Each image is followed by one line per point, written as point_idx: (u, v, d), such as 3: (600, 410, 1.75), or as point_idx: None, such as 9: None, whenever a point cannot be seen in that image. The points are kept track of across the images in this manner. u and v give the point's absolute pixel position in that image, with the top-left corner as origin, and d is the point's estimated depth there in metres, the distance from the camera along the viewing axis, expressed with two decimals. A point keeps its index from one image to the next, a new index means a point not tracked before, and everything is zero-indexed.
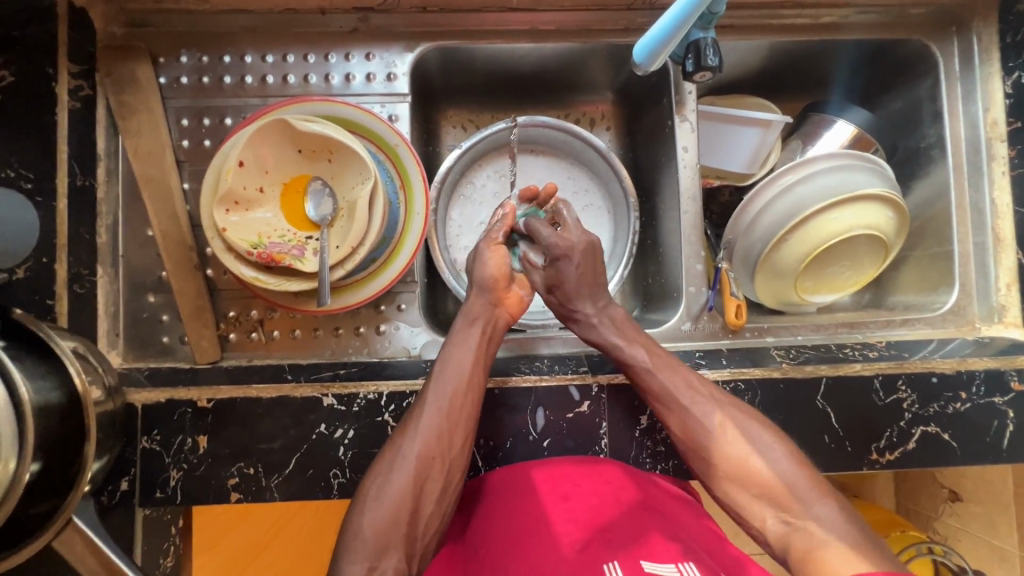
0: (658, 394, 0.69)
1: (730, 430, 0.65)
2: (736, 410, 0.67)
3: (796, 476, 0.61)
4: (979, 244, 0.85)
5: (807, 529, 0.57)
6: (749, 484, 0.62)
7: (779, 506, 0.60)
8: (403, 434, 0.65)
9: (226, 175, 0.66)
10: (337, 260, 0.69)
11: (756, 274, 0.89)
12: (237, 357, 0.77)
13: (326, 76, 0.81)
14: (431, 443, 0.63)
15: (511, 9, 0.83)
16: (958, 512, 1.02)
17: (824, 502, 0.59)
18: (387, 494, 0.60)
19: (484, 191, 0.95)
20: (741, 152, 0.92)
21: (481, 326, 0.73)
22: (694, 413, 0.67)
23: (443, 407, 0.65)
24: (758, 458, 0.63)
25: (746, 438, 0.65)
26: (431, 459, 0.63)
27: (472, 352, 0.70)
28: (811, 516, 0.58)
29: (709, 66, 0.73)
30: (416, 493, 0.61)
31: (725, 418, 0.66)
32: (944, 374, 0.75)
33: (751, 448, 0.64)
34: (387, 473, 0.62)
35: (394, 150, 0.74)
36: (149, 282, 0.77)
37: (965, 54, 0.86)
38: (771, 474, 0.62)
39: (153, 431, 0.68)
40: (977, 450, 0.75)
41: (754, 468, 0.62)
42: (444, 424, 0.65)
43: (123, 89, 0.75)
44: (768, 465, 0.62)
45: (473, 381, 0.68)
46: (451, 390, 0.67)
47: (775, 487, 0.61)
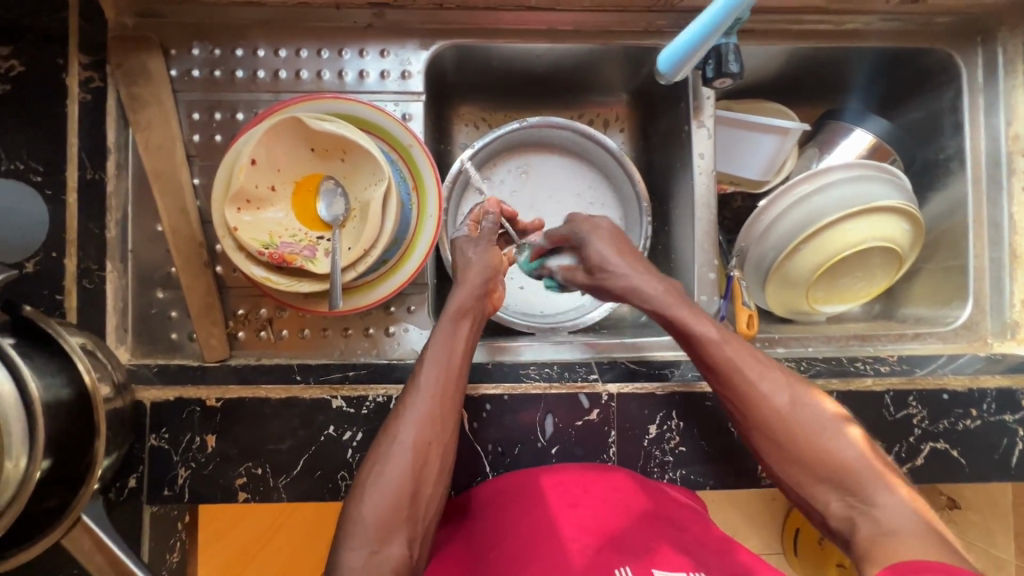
0: (722, 370, 0.64)
1: (798, 409, 0.60)
2: (802, 387, 0.62)
3: (864, 461, 0.56)
4: (996, 259, 0.84)
5: (873, 516, 0.53)
6: (815, 467, 0.58)
7: (845, 489, 0.56)
8: (395, 422, 0.63)
9: (238, 173, 0.65)
10: (349, 262, 0.69)
11: (768, 282, 0.88)
12: (245, 355, 0.77)
13: (340, 72, 0.79)
14: (425, 430, 0.62)
15: (529, 8, 0.81)
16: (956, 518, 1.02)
17: (890, 484, 0.54)
18: (386, 481, 0.59)
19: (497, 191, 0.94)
20: (757, 159, 0.91)
21: (471, 313, 0.71)
22: (758, 391, 0.62)
23: (435, 394, 0.64)
24: (825, 437, 0.58)
25: (811, 418, 0.60)
26: (426, 446, 0.62)
27: (461, 336, 0.69)
28: (879, 499, 0.54)
29: (729, 72, 0.72)
30: (414, 481, 0.60)
31: (789, 394, 0.61)
32: (956, 392, 0.75)
33: (820, 429, 0.59)
34: (382, 461, 0.61)
35: (407, 150, 0.73)
36: (157, 278, 0.76)
37: (989, 65, 0.84)
38: (838, 456, 0.57)
39: (161, 429, 0.68)
40: (986, 467, 0.75)
41: (819, 447, 0.58)
42: (435, 411, 0.64)
43: (134, 81, 0.74)
44: (834, 445, 0.58)
45: (460, 364, 0.67)
46: (441, 376, 0.66)
47: (842, 470, 0.56)
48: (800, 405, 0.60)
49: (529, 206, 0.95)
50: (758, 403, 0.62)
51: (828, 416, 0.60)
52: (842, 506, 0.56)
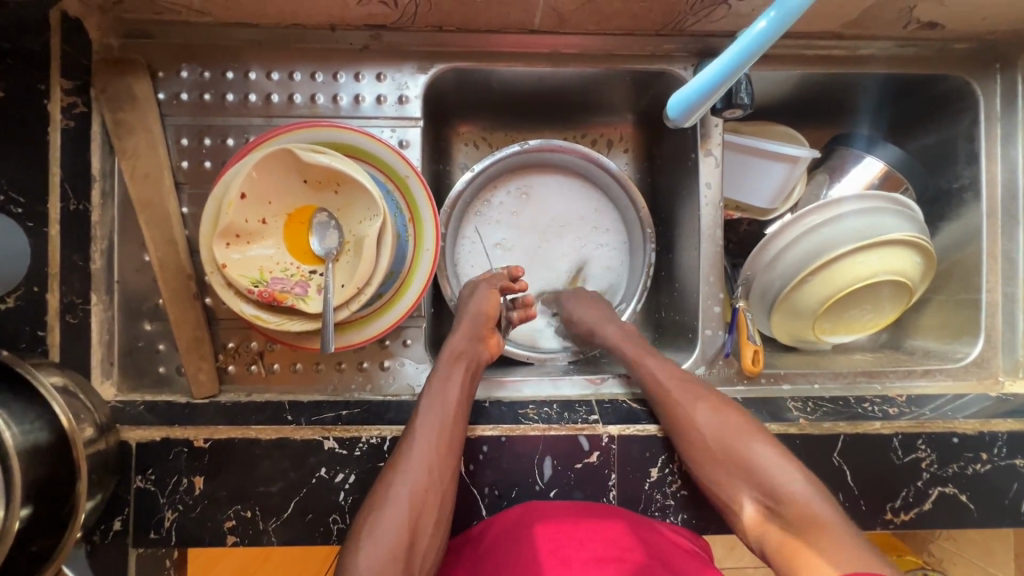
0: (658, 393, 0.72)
1: (716, 420, 0.68)
2: (728, 408, 0.69)
3: (772, 458, 0.64)
4: (1008, 295, 0.82)
5: (781, 507, 0.61)
6: (733, 470, 0.65)
7: (760, 490, 0.63)
8: (393, 470, 0.62)
9: (226, 208, 0.63)
10: (342, 300, 0.66)
11: (773, 313, 0.86)
12: (235, 391, 0.74)
13: (335, 96, 0.76)
14: (422, 479, 0.61)
15: (532, 31, 0.78)
16: (954, 537, 1.02)
17: (793, 473, 0.62)
18: (382, 532, 0.58)
19: (495, 213, 0.91)
20: (765, 187, 0.88)
21: (465, 361, 0.71)
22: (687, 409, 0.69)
23: (433, 442, 0.64)
24: (741, 445, 0.65)
25: (730, 428, 0.67)
26: (424, 495, 0.61)
27: (456, 380, 0.69)
28: (787, 492, 0.61)
29: (739, 104, 0.71)
30: (412, 531, 0.59)
31: (711, 408, 0.69)
32: (966, 435, 0.72)
33: (737, 434, 0.67)
34: (379, 509, 0.60)
35: (404, 181, 0.70)
36: (146, 309, 0.74)
37: (1007, 94, 0.82)
38: (751, 457, 0.65)
39: (147, 471, 0.66)
40: (994, 512, 0.73)
41: (736, 452, 0.65)
42: (432, 459, 0.63)
43: (120, 106, 0.71)
44: (747, 449, 0.65)
45: (457, 411, 0.67)
46: (436, 423, 0.65)
47: (755, 471, 0.64)
48: (717, 418, 0.68)
49: (528, 230, 0.92)
50: (687, 417, 0.69)
51: (741, 425, 0.67)
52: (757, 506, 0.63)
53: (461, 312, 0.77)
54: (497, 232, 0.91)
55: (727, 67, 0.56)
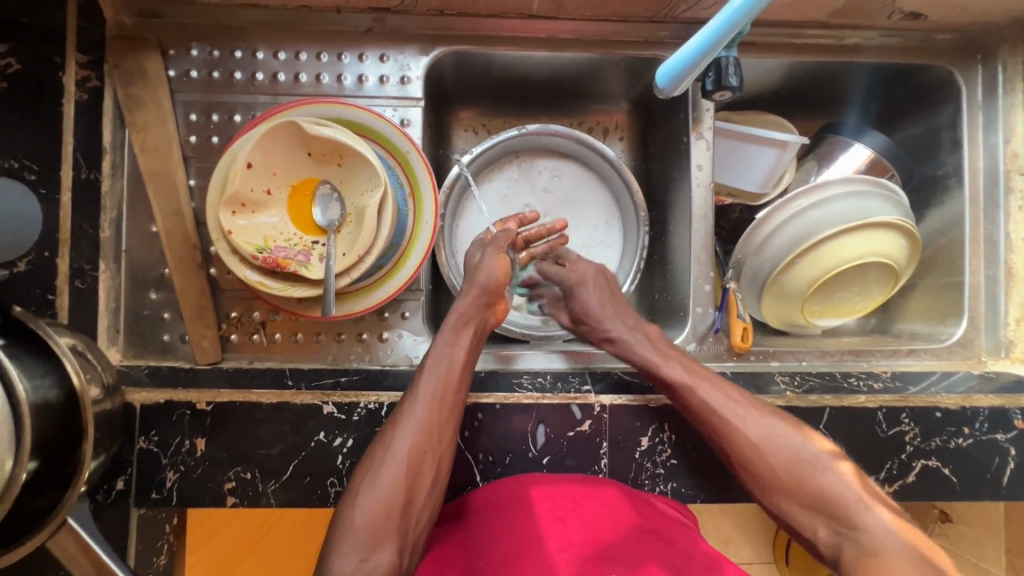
0: (700, 409, 0.68)
1: (772, 441, 0.64)
2: (778, 420, 0.65)
3: (844, 483, 0.60)
4: (991, 277, 0.84)
5: (858, 539, 0.57)
6: (799, 496, 0.61)
7: (833, 519, 0.59)
8: (393, 430, 0.64)
9: (233, 176, 0.65)
10: (343, 268, 0.68)
11: (764, 295, 0.89)
12: (236, 359, 0.76)
13: (338, 76, 0.79)
14: (420, 439, 0.63)
15: (530, 16, 0.81)
16: (948, 532, 1.03)
17: (844, 483, 0.61)
18: (380, 488, 0.60)
19: (500, 191, 0.94)
20: (756, 171, 0.91)
21: (473, 325, 0.73)
22: (732, 425, 0.65)
23: (433, 404, 0.65)
24: (799, 460, 0.62)
25: (789, 451, 0.63)
26: (421, 456, 0.62)
27: (465, 341, 0.70)
28: (858, 516, 0.58)
29: (728, 86, 0.73)
30: (408, 489, 0.60)
31: (759, 421, 0.65)
32: (948, 410, 0.74)
33: (797, 457, 0.63)
34: (377, 468, 0.61)
35: (405, 156, 0.73)
36: (152, 279, 0.76)
37: (988, 83, 0.84)
38: (805, 475, 0.62)
39: (150, 432, 0.67)
40: (976, 486, 0.74)
41: (800, 478, 0.62)
42: (430, 416, 0.64)
43: (131, 82, 0.74)
44: (802, 461, 0.62)
45: (458, 369, 0.68)
46: (437, 385, 0.66)
47: (819, 488, 0.61)
48: (772, 441, 0.64)
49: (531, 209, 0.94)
50: (735, 434, 0.65)
51: (804, 442, 0.64)
52: (827, 529, 0.60)
53: (469, 281, 0.75)
54: (500, 210, 0.94)
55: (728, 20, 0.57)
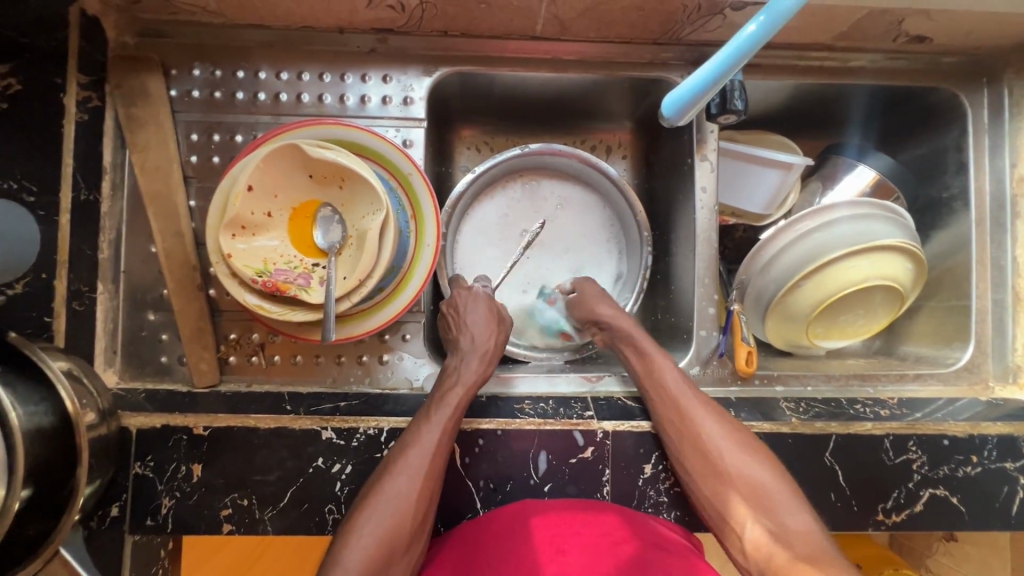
0: (662, 404, 0.71)
1: (729, 445, 0.68)
2: (737, 432, 0.69)
3: (780, 487, 0.64)
4: (998, 301, 0.83)
5: (785, 535, 0.60)
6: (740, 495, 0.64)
7: (764, 517, 0.62)
8: (389, 473, 0.63)
9: (233, 199, 0.64)
10: (343, 292, 0.68)
11: (767, 316, 0.88)
12: (235, 381, 0.75)
13: (341, 97, 0.79)
14: (415, 488, 0.63)
15: (534, 37, 0.80)
16: (952, 551, 1.02)
17: (801, 512, 0.62)
18: (370, 531, 0.59)
19: (501, 211, 0.94)
20: (760, 192, 0.90)
21: (473, 374, 0.73)
22: (689, 421, 0.69)
23: (429, 454, 0.65)
24: (746, 467, 0.66)
25: (742, 452, 0.67)
26: (414, 505, 0.62)
27: (466, 385, 0.71)
28: (791, 524, 0.61)
29: (733, 109, 0.73)
30: (397, 538, 0.60)
31: (724, 429, 0.69)
32: (956, 437, 0.73)
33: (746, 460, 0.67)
34: (370, 508, 0.61)
35: (407, 178, 0.72)
36: (150, 299, 0.75)
37: (995, 106, 0.84)
38: (759, 487, 0.65)
39: (146, 457, 0.66)
40: (985, 516, 0.73)
41: (743, 478, 0.65)
42: (432, 463, 0.64)
43: (132, 101, 0.73)
44: (750, 472, 0.66)
45: (459, 414, 0.69)
46: (441, 431, 0.66)
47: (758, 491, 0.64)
48: (730, 440, 0.68)
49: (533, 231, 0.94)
50: (695, 431, 0.69)
51: (756, 454, 0.67)
52: (762, 530, 0.62)
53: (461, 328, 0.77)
54: (501, 231, 0.93)
55: (739, 49, 0.56)
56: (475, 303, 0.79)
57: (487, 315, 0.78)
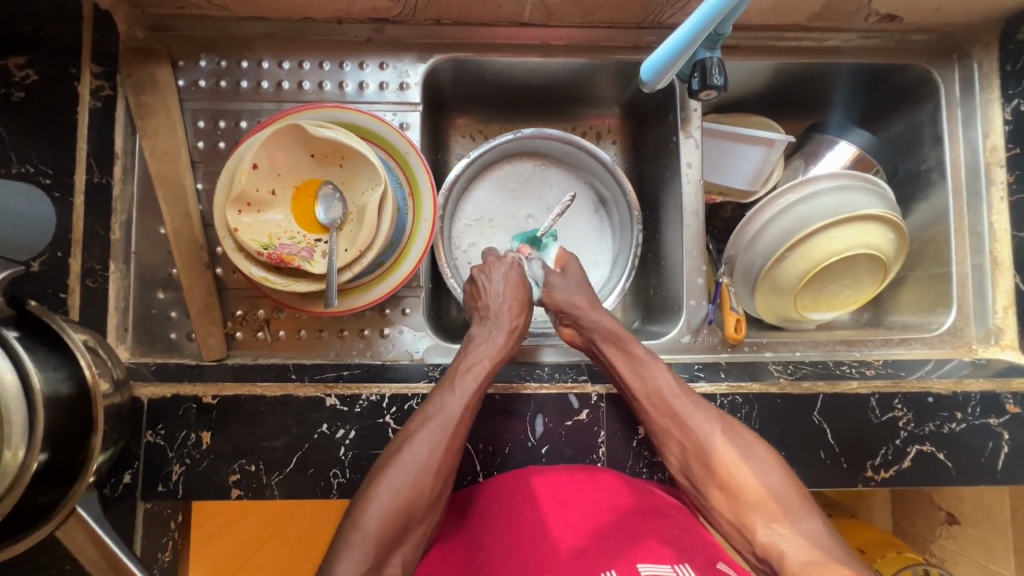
0: (656, 416, 0.70)
1: (722, 445, 0.67)
2: (733, 428, 0.68)
3: (784, 484, 0.63)
4: (977, 267, 0.86)
5: (791, 533, 0.60)
6: (743, 496, 0.64)
7: (768, 517, 0.62)
8: (409, 440, 0.65)
9: (240, 176, 0.68)
10: (344, 263, 0.71)
11: (756, 290, 0.91)
12: (241, 355, 0.78)
13: (340, 84, 0.83)
14: (434, 456, 0.64)
15: (523, 24, 0.85)
16: (955, 535, 1.03)
17: (808, 516, 0.61)
18: (386, 495, 0.61)
19: (510, 187, 0.97)
20: (744, 169, 0.94)
21: (493, 349, 0.74)
22: (687, 432, 0.68)
23: (449, 425, 0.66)
24: (752, 475, 0.64)
25: (737, 450, 0.66)
26: (430, 473, 0.64)
27: (489, 359, 0.73)
28: (797, 526, 0.60)
29: (714, 85, 0.75)
30: (410, 505, 0.62)
31: (725, 437, 0.67)
32: (940, 395, 0.76)
33: (742, 457, 0.66)
34: (387, 472, 0.63)
35: (404, 157, 0.76)
36: (159, 278, 0.79)
37: (966, 80, 0.88)
38: (758, 486, 0.63)
39: (157, 425, 0.69)
40: (971, 471, 0.75)
41: (741, 479, 0.64)
42: (453, 435, 0.66)
43: (143, 90, 0.77)
44: (756, 480, 0.64)
45: (482, 388, 0.70)
46: (464, 404, 0.68)
47: (764, 498, 0.63)
48: (724, 437, 0.67)
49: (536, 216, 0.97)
50: (694, 443, 0.68)
51: (755, 451, 0.66)
52: (771, 533, 0.61)
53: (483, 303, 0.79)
54: (514, 210, 0.97)
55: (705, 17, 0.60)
56: (505, 274, 0.81)
57: (516, 291, 0.79)
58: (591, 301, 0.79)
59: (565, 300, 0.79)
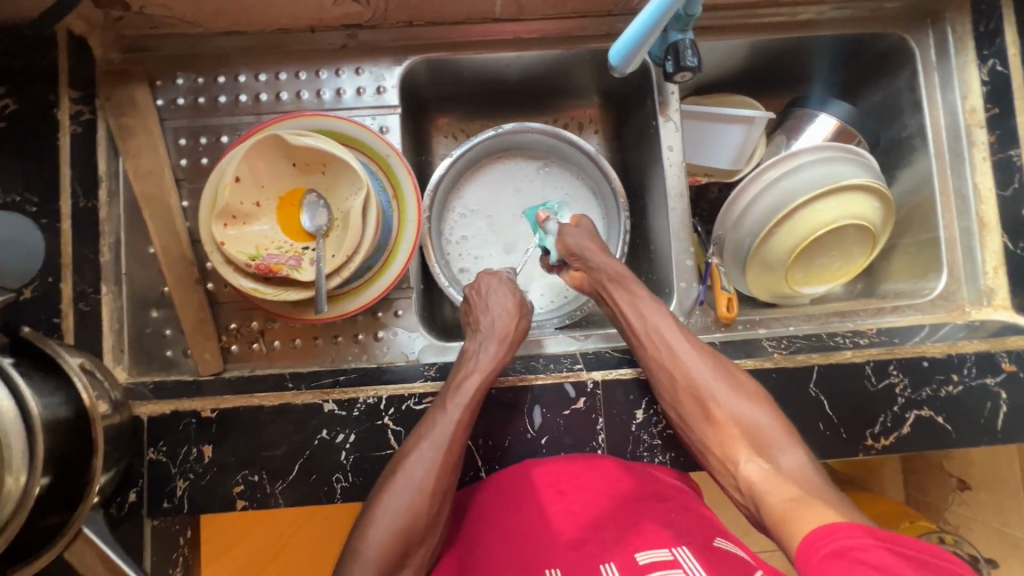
0: (652, 355, 0.73)
1: (712, 382, 0.70)
2: (722, 367, 0.72)
3: (769, 423, 0.67)
4: (965, 229, 0.86)
5: (776, 467, 0.63)
6: (732, 429, 0.67)
7: (756, 452, 0.65)
8: (402, 464, 0.66)
9: (223, 190, 0.68)
10: (332, 269, 0.71)
11: (746, 267, 0.91)
12: (238, 368, 0.79)
13: (318, 92, 0.83)
14: (429, 479, 0.65)
15: (495, 19, 0.85)
16: (968, 501, 1.03)
17: (791, 451, 0.64)
18: (384, 522, 0.62)
19: (515, 178, 0.98)
20: (726, 149, 0.94)
21: (486, 364, 0.73)
22: (679, 365, 0.72)
23: (443, 445, 0.66)
24: (739, 409, 0.68)
25: (728, 390, 0.70)
26: (427, 496, 0.64)
27: (481, 372, 0.72)
28: (782, 461, 0.64)
29: (688, 67, 0.76)
30: (409, 530, 0.63)
31: (716, 375, 0.71)
32: (935, 358, 0.76)
33: (730, 395, 0.69)
34: (385, 497, 0.64)
35: (385, 160, 0.76)
36: (153, 297, 0.79)
37: (940, 44, 0.88)
38: (747, 419, 0.67)
39: (158, 443, 0.70)
40: (970, 432, 0.75)
41: (731, 415, 0.68)
42: (446, 455, 0.66)
43: (123, 112, 0.78)
44: (743, 413, 0.67)
45: (476, 403, 0.70)
46: (457, 422, 0.68)
47: (751, 431, 0.67)
48: (715, 373, 0.71)
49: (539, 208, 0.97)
50: (687, 379, 0.71)
51: (743, 389, 0.70)
52: (757, 464, 0.64)
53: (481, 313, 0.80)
54: (503, 207, 0.98)
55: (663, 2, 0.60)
56: (496, 289, 0.82)
57: (507, 296, 0.80)
58: (600, 247, 0.83)
59: (579, 244, 0.83)
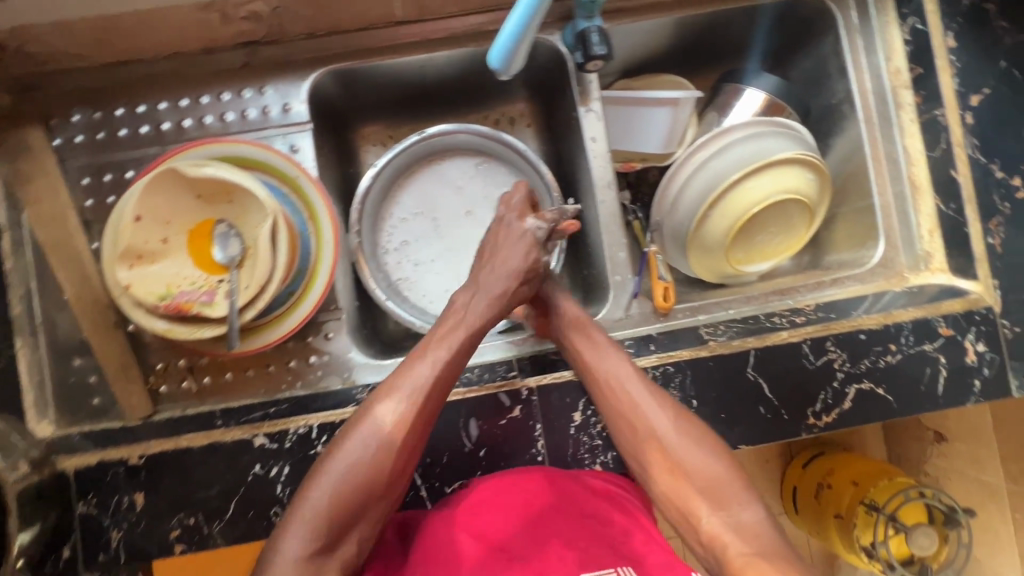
0: (611, 406, 0.69)
1: (673, 434, 0.66)
2: (685, 418, 0.67)
3: (731, 474, 0.64)
4: (898, 193, 0.84)
5: (734, 527, 0.60)
6: (693, 484, 0.64)
7: (716, 508, 0.62)
8: (334, 457, 0.61)
9: (122, 232, 0.66)
10: (247, 301, 0.69)
11: (687, 252, 0.89)
12: (170, 408, 0.76)
13: (222, 115, 0.80)
14: (360, 473, 0.60)
15: (399, 22, 0.82)
16: (945, 452, 1.04)
17: (750, 507, 0.61)
18: (303, 522, 0.57)
19: (448, 182, 0.96)
20: (655, 133, 0.91)
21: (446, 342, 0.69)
22: (640, 417, 0.67)
23: (382, 434, 0.62)
24: (703, 463, 0.64)
25: (688, 441, 0.65)
26: (353, 492, 0.59)
27: (442, 350, 0.68)
28: (741, 519, 0.61)
29: (598, 55, 0.74)
30: (326, 529, 0.57)
31: (677, 428, 0.66)
32: (871, 330, 0.75)
33: (691, 447, 0.65)
34: (310, 495, 0.59)
35: (295, 182, 0.74)
36: (74, 345, 0.75)
37: (861, 5, 0.85)
38: (710, 475, 0.63)
39: (88, 495, 0.69)
40: (912, 400, 0.75)
41: (694, 467, 0.64)
42: (387, 442, 0.62)
43: (16, 158, 0.75)
44: (705, 464, 0.64)
45: (426, 389, 0.65)
46: (405, 407, 0.64)
47: (710, 486, 0.63)
48: (677, 426, 0.67)
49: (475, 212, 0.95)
50: (647, 430, 0.67)
51: (704, 438, 0.66)
52: (717, 520, 0.61)
53: (497, 255, 0.75)
54: (438, 213, 0.95)
55: None
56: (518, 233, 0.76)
57: (519, 255, 0.75)
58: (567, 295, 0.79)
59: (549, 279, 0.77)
